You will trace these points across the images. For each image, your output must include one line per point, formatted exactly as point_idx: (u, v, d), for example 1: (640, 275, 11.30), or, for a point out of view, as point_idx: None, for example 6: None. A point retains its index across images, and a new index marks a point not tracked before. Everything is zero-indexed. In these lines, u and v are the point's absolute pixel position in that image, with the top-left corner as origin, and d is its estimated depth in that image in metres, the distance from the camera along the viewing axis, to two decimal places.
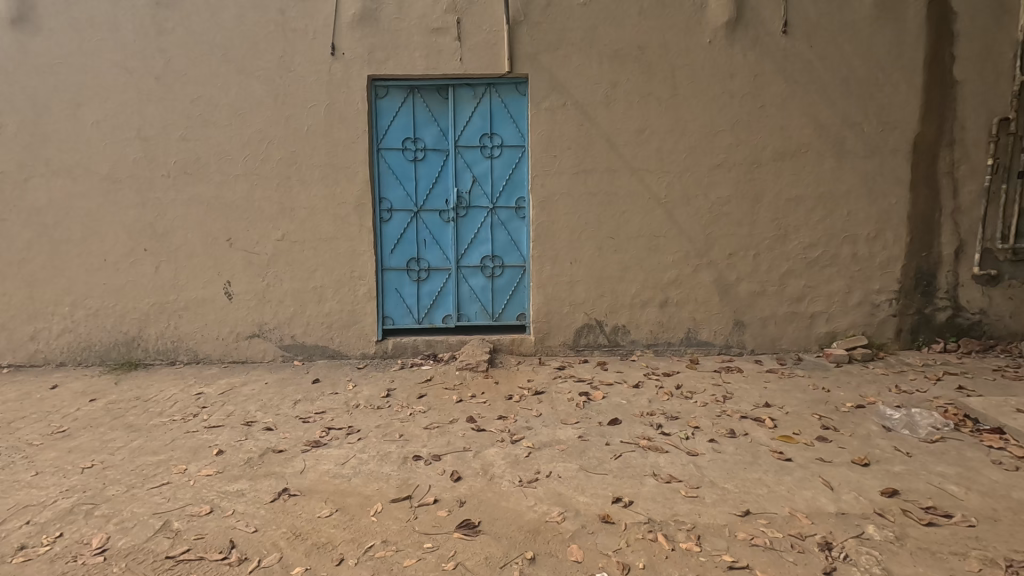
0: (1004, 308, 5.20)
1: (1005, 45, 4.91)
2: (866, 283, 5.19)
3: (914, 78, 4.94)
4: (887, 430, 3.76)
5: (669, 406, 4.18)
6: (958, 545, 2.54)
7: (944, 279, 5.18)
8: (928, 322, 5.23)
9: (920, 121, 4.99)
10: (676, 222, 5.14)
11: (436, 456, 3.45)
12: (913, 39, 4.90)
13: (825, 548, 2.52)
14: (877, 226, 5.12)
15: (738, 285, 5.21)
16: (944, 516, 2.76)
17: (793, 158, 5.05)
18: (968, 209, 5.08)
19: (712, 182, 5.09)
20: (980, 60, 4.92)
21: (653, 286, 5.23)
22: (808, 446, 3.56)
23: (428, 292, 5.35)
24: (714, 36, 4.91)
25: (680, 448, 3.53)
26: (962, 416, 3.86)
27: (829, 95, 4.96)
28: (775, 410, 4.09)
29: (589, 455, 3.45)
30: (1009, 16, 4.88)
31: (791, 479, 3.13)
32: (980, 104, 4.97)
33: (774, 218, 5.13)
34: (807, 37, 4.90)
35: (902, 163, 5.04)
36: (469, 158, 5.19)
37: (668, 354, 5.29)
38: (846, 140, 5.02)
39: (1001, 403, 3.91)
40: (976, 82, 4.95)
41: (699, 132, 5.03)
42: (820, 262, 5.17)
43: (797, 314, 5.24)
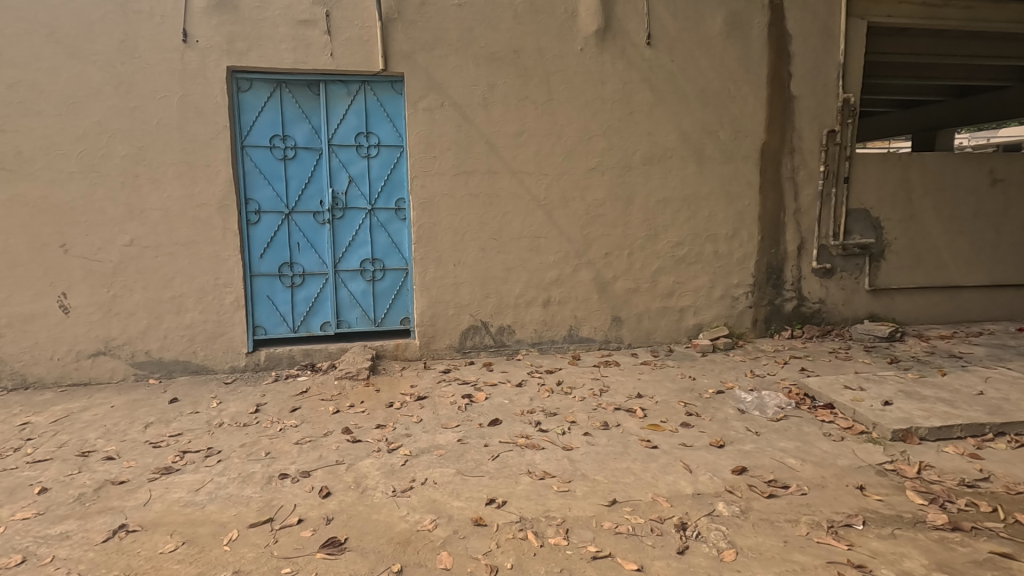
0: (838, 297, 5.91)
1: (830, 66, 5.57)
2: (726, 278, 5.66)
3: (759, 92, 5.47)
4: (741, 412, 4.12)
5: (548, 403, 4.28)
6: (791, 513, 2.82)
7: (790, 273, 5.78)
8: (778, 312, 5.81)
9: (766, 131, 5.53)
10: (555, 224, 5.28)
11: (305, 472, 3.26)
12: (757, 57, 5.41)
13: (681, 528, 2.68)
14: (734, 226, 5.60)
15: (615, 283, 5.47)
16: (783, 487, 3.06)
17: (660, 162, 5.38)
18: (807, 210, 5.71)
19: (587, 184, 5.29)
20: (812, 79, 5.55)
21: (536, 286, 5.34)
22: (673, 432, 3.79)
23: (304, 298, 5.07)
24: (585, 44, 5.10)
25: (556, 443, 3.62)
26: (802, 395, 4.32)
27: (689, 104, 5.35)
28: (646, 400, 4.32)
29: (466, 458, 3.43)
30: (833, 40, 5.54)
31: (655, 466, 3.31)
32: (813, 117, 5.60)
33: (645, 219, 5.44)
34: (668, 50, 5.25)
35: (753, 168, 5.56)
36: (344, 157, 4.98)
37: (552, 352, 5.43)
38: (705, 147, 5.44)
39: (833, 381, 4.42)
40: (810, 97, 5.57)
41: (575, 136, 5.21)
42: (687, 260, 5.57)
43: (668, 308, 5.60)
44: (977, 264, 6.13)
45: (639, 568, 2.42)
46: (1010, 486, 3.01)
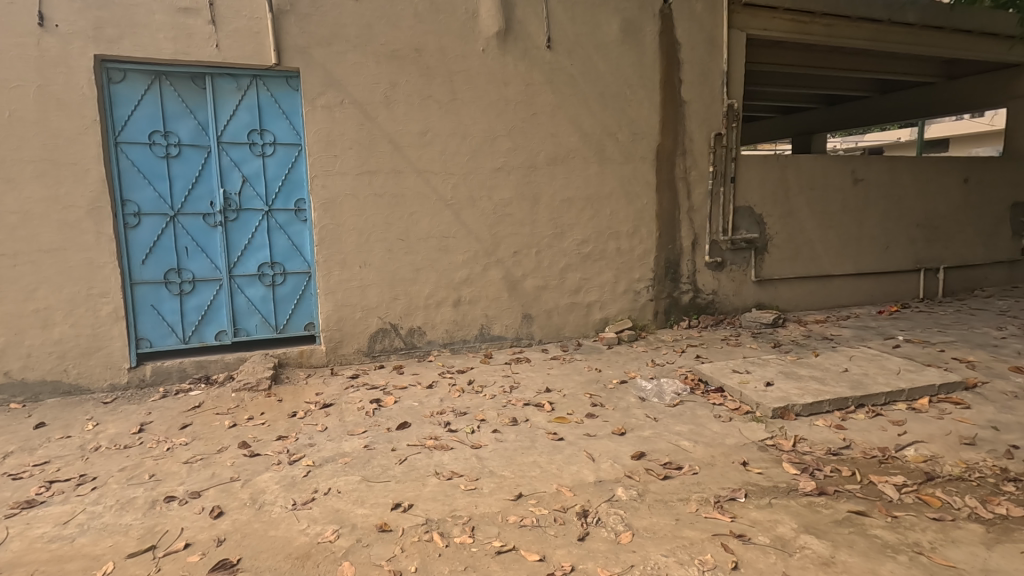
0: (729, 288, 6.37)
1: (715, 73, 5.99)
2: (629, 274, 5.94)
3: (653, 96, 5.78)
4: (642, 399, 4.34)
5: (459, 403, 4.29)
6: (683, 492, 3.01)
7: (686, 266, 6.16)
8: (677, 304, 6.17)
9: (660, 133, 5.85)
10: (463, 223, 5.29)
11: (195, 493, 3.04)
12: (650, 63, 5.71)
13: (582, 516, 2.78)
14: (634, 224, 5.88)
15: (524, 281, 5.56)
16: (676, 468, 3.26)
17: (564, 162, 5.54)
18: (699, 208, 6.11)
19: (494, 184, 5.34)
20: (699, 85, 5.94)
21: (446, 286, 5.32)
22: (578, 423, 3.93)
23: (195, 306, 4.73)
24: (487, 45, 5.15)
25: (465, 442, 3.63)
26: (696, 380, 4.63)
27: (589, 107, 5.55)
28: (554, 394, 4.44)
29: (373, 464, 3.36)
30: (717, 49, 5.96)
31: (560, 458, 3.41)
32: (702, 121, 6.00)
33: (551, 218, 5.57)
34: (567, 53, 5.41)
35: (650, 169, 5.86)
36: (236, 156, 4.70)
37: (464, 351, 5.44)
38: (605, 148, 5.67)
39: (724, 366, 4.77)
40: (698, 102, 5.96)
41: (480, 136, 5.24)
42: (592, 256, 5.77)
43: (576, 304, 5.78)
44: (845, 255, 6.85)
45: (541, 558, 2.48)
46: (867, 451, 3.39)
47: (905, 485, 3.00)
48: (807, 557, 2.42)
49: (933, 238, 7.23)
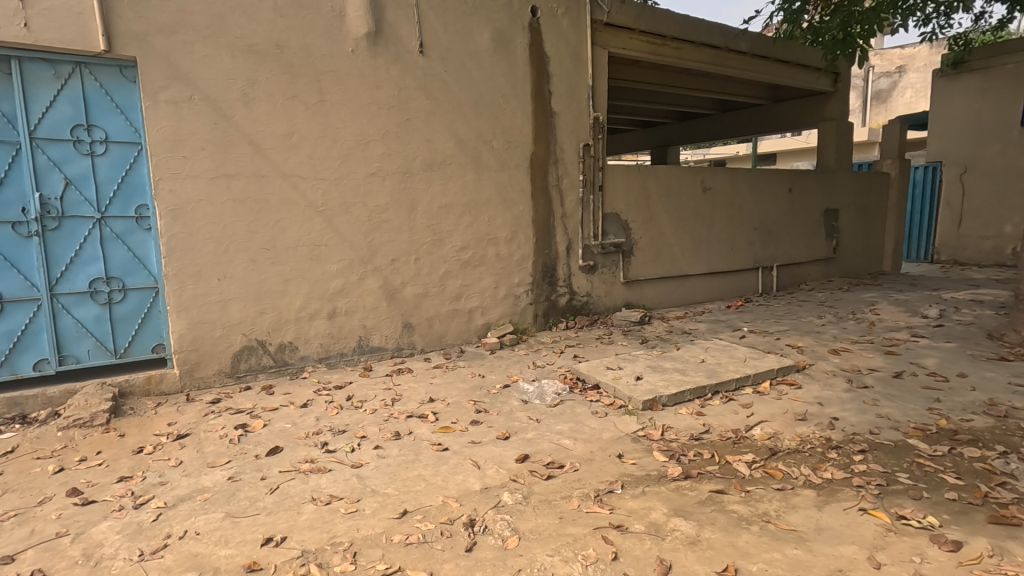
0: (601, 290, 6.75)
1: (582, 87, 6.31)
2: (509, 279, 6.04)
3: (525, 106, 5.95)
4: (524, 402, 4.43)
5: (337, 421, 4.05)
6: (566, 490, 3.10)
7: (562, 270, 6.41)
8: (554, 306, 6.40)
9: (533, 142, 6.04)
10: (336, 231, 5.02)
11: (6, 558, 2.54)
12: (521, 73, 5.88)
13: (469, 526, 2.75)
14: (512, 230, 6.00)
15: (403, 289, 5.42)
16: (559, 467, 3.36)
17: (440, 168, 5.50)
18: (572, 214, 6.40)
19: (369, 190, 5.14)
20: (568, 98, 6.23)
21: (319, 297, 5.01)
22: (463, 432, 3.90)
23: (4, 332, 3.99)
24: (356, 45, 4.95)
25: (344, 462, 3.44)
26: (575, 379, 4.82)
27: (464, 113, 5.57)
28: (438, 404, 4.37)
29: (239, 498, 3.04)
30: (582, 64, 6.29)
31: (446, 468, 3.35)
32: (571, 131, 6.29)
33: (429, 224, 5.50)
34: (440, 59, 5.38)
35: (525, 176, 6.02)
36: (55, 155, 4.04)
37: (341, 365, 5.16)
38: (481, 155, 5.72)
39: (599, 364, 5.03)
40: (567, 114, 6.24)
41: (351, 139, 5.02)
42: (471, 262, 5.79)
43: (457, 311, 5.76)
44: (699, 256, 7.58)
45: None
46: (723, 434, 3.76)
47: (754, 461, 3.37)
48: (677, 538, 2.61)
49: (768, 240, 8.27)
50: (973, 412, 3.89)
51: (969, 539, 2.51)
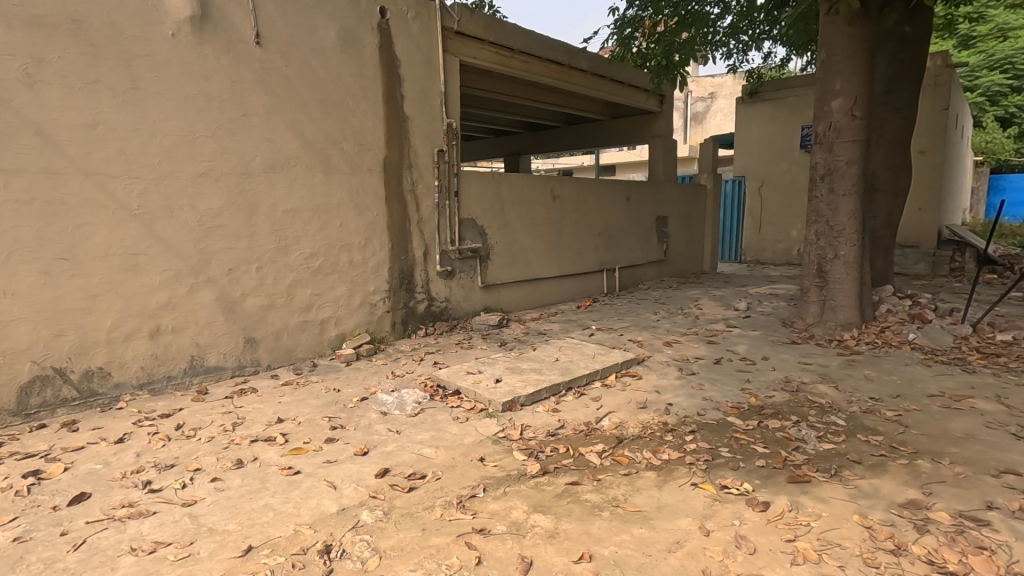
0: (459, 295, 6.78)
1: (435, 93, 6.30)
2: (363, 286, 5.81)
3: (376, 109, 5.77)
4: (383, 414, 4.27)
5: (164, 455, 3.54)
6: (429, 500, 3.05)
7: (419, 276, 6.32)
8: (413, 313, 6.29)
9: (386, 146, 5.88)
10: (157, 237, 4.40)
11: None
12: (371, 75, 5.70)
13: (324, 553, 2.58)
14: (365, 236, 5.78)
15: (244, 301, 4.93)
16: (420, 478, 3.29)
17: (284, 169, 5.10)
18: (428, 220, 6.34)
19: (198, 191, 4.59)
20: (421, 102, 6.17)
21: (137, 313, 4.36)
22: (316, 451, 3.64)
23: None
24: (178, 29, 4.40)
25: (173, 502, 3.01)
26: (435, 386, 4.78)
27: (309, 113, 5.24)
28: (287, 425, 4.03)
29: (29, 562, 2.51)
30: (434, 70, 6.28)
31: (297, 494, 3.10)
32: (425, 137, 6.23)
33: (273, 230, 5.07)
34: (281, 53, 5.01)
35: (378, 181, 5.84)
36: None
37: (168, 391, 4.53)
38: (330, 157, 5.43)
39: (459, 369, 5.04)
40: (421, 119, 6.18)
41: (175, 135, 4.44)
42: (322, 270, 5.46)
43: (308, 322, 5.39)
44: (550, 260, 7.98)
45: None
46: (576, 427, 3.99)
47: (604, 450, 3.62)
48: (537, 533, 2.71)
49: (610, 244, 8.99)
50: (774, 389, 4.59)
51: (775, 499, 2.95)
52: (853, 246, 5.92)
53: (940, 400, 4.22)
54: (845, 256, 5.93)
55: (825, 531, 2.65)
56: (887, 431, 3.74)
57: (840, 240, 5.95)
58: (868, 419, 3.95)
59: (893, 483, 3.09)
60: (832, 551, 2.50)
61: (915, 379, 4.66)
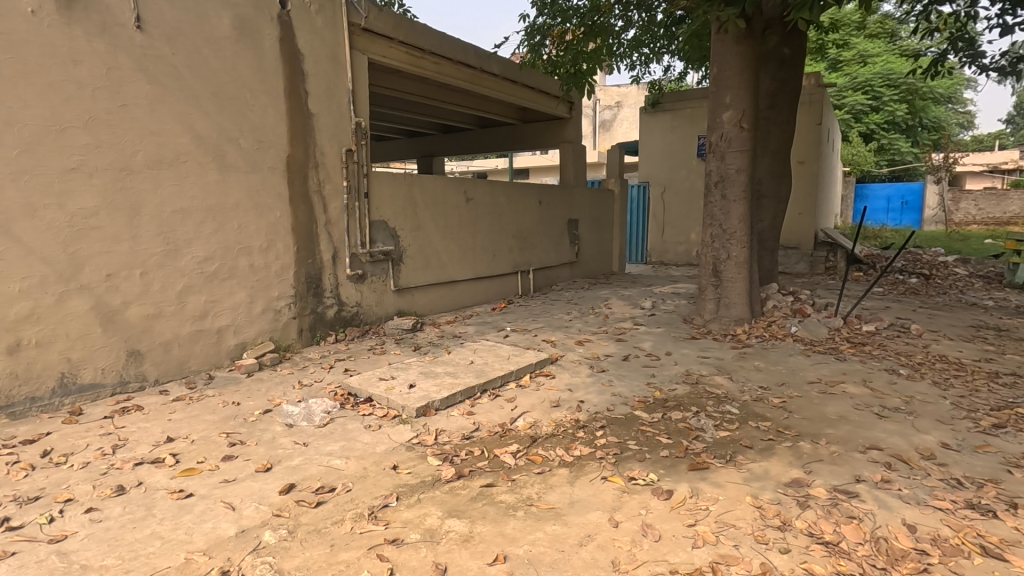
0: (371, 299, 6.58)
1: (342, 90, 6.07)
2: (266, 292, 5.47)
3: (278, 104, 5.47)
4: (288, 426, 4.04)
5: (27, 486, 3.12)
6: (338, 514, 2.92)
7: (328, 280, 6.06)
8: (321, 319, 6.01)
9: (289, 144, 5.58)
10: (16, 239, 3.89)
11: None
12: (271, 68, 5.39)
13: None
14: (267, 238, 5.44)
15: (125, 310, 4.47)
16: (329, 491, 3.14)
17: (172, 166, 4.69)
18: (337, 222, 6.09)
19: (67, 188, 4.11)
20: (326, 99, 5.93)
21: None
22: (212, 471, 3.37)
23: None
24: (40, 6, 3.92)
25: (38, 539, 2.66)
26: (346, 394, 4.59)
27: (201, 106, 4.86)
28: (178, 444, 3.70)
29: None
30: (340, 66, 6.05)
31: (189, 518, 2.85)
32: (332, 135, 5.99)
33: (159, 232, 4.65)
34: (167, 39, 4.61)
35: (280, 180, 5.53)
36: None
37: (33, 414, 4.01)
38: (226, 154, 5.06)
39: (371, 376, 4.88)
40: (327, 117, 5.93)
41: (37, 124, 3.94)
42: (218, 276, 5.08)
43: (202, 331, 4.99)
44: (465, 262, 7.96)
45: None
46: (491, 429, 4.00)
47: (518, 450, 3.66)
48: (451, 539, 2.67)
49: (524, 247, 9.12)
50: (677, 382, 4.87)
51: (677, 487, 3.11)
52: (743, 248, 6.42)
53: (818, 386, 4.67)
54: (737, 257, 6.42)
55: (721, 514, 2.84)
56: (774, 417, 4.08)
57: (732, 243, 6.43)
58: (758, 406, 4.29)
59: (779, 464, 3.37)
60: (728, 532, 2.68)
61: (797, 368, 5.13)
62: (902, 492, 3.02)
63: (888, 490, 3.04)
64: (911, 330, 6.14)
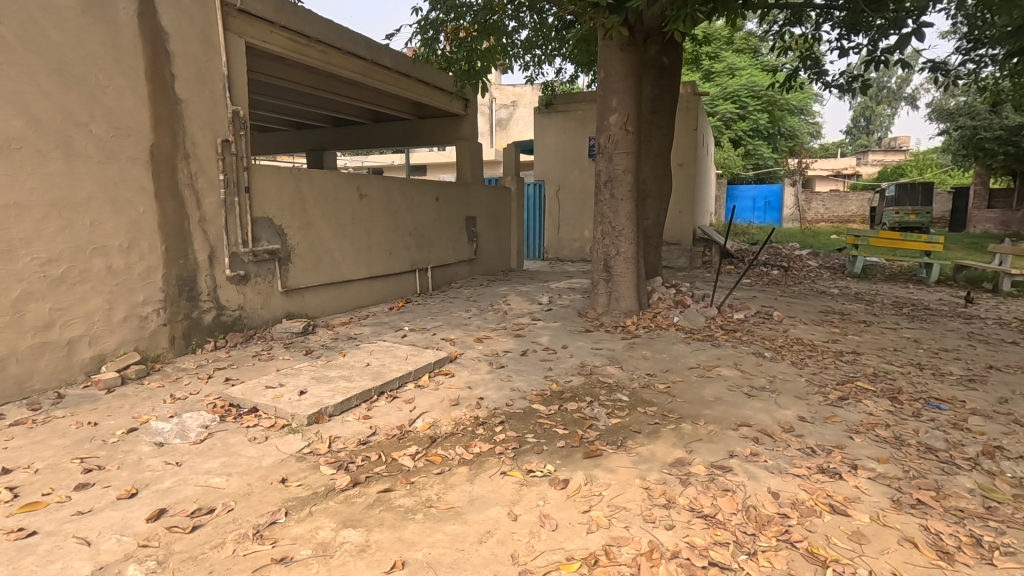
0: (255, 302, 6.12)
1: (215, 76, 5.58)
2: (128, 297, 4.89)
3: (138, 87, 4.90)
4: (158, 445, 3.64)
5: None
6: (218, 536, 2.68)
7: (204, 282, 5.54)
8: (197, 325, 5.49)
9: (153, 131, 5.02)
10: None
11: None
12: (129, 47, 4.82)
13: None
14: (129, 237, 4.87)
15: None
16: (207, 513, 2.88)
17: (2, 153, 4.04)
18: (213, 218, 5.58)
19: None
20: (198, 84, 5.41)
21: None
22: (63, 503, 2.95)
23: None
24: None
25: None
26: (227, 406, 4.24)
27: (39, 85, 4.23)
28: (17, 475, 3.20)
29: None
30: (214, 50, 5.55)
31: (32, 561, 2.48)
32: (205, 124, 5.47)
33: None
34: None
35: (144, 172, 4.96)
36: None
37: None
38: (73, 141, 4.45)
39: (256, 384, 4.53)
40: (198, 103, 5.42)
41: None
42: (67, 280, 4.45)
43: (48, 344, 4.35)
44: (359, 261, 7.67)
45: None
46: (388, 432, 3.88)
47: (417, 452, 3.58)
48: (346, 550, 2.56)
49: (421, 244, 8.97)
50: (572, 374, 5.05)
51: (572, 476, 3.22)
52: (631, 244, 6.79)
53: (697, 371, 5.07)
54: (625, 253, 6.78)
55: (614, 497, 2.98)
56: (660, 402, 4.37)
57: (620, 239, 6.78)
58: (646, 392, 4.57)
59: (664, 445, 3.61)
60: (619, 514, 2.82)
61: (679, 355, 5.52)
62: (767, 463, 3.36)
63: (756, 462, 3.37)
64: (773, 317, 6.85)
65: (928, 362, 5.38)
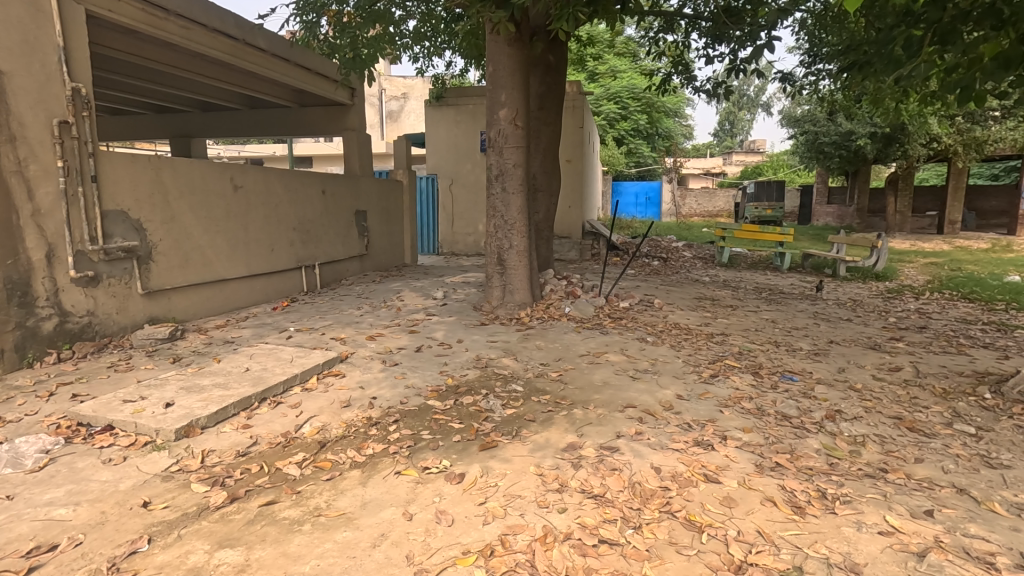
0: (109, 306, 5.41)
1: (47, 46, 4.82)
2: None
3: None
4: None
5: None
6: None
7: (42, 285, 4.79)
8: (34, 335, 4.74)
9: None
10: None
11: None
12: None
13: None
14: None
15: None
16: (48, 550, 2.50)
17: None
18: (50, 211, 4.84)
19: None
20: (23, 55, 4.64)
21: None
22: None
23: None
24: None
25: None
26: (75, 426, 3.70)
27: None
28: None
29: None
30: (43, 16, 4.79)
31: None
32: (35, 102, 4.72)
33: None
34: None
35: None
36: None
37: None
38: None
39: (111, 399, 4.00)
40: (26, 77, 4.65)
41: None
42: None
43: None
44: (236, 258, 7.07)
45: None
46: (272, 440, 3.61)
47: (304, 459, 3.37)
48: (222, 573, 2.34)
49: (307, 239, 8.48)
50: (468, 367, 5.04)
51: (468, 469, 3.20)
52: (522, 238, 6.91)
53: (587, 358, 5.29)
54: (517, 245, 6.88)
55: (509, 487, 3.01)
56: (553, 390, 4.49)
57: (513, 233, 6.87)
58: (540, 381, 4.68)
59: (557, 431, 3.72)
60: (515, 503, 2.86)
61: (571, 343, 5.72)
62: (651, 440, 3.58)
63: (641, 440, 3.58)
64: (654, 304, 7.33)
65: (783, 340, 6.04)
